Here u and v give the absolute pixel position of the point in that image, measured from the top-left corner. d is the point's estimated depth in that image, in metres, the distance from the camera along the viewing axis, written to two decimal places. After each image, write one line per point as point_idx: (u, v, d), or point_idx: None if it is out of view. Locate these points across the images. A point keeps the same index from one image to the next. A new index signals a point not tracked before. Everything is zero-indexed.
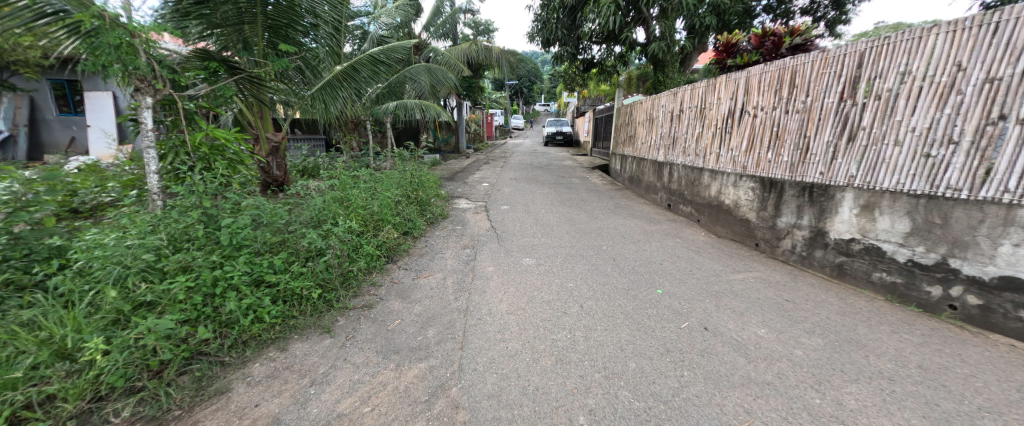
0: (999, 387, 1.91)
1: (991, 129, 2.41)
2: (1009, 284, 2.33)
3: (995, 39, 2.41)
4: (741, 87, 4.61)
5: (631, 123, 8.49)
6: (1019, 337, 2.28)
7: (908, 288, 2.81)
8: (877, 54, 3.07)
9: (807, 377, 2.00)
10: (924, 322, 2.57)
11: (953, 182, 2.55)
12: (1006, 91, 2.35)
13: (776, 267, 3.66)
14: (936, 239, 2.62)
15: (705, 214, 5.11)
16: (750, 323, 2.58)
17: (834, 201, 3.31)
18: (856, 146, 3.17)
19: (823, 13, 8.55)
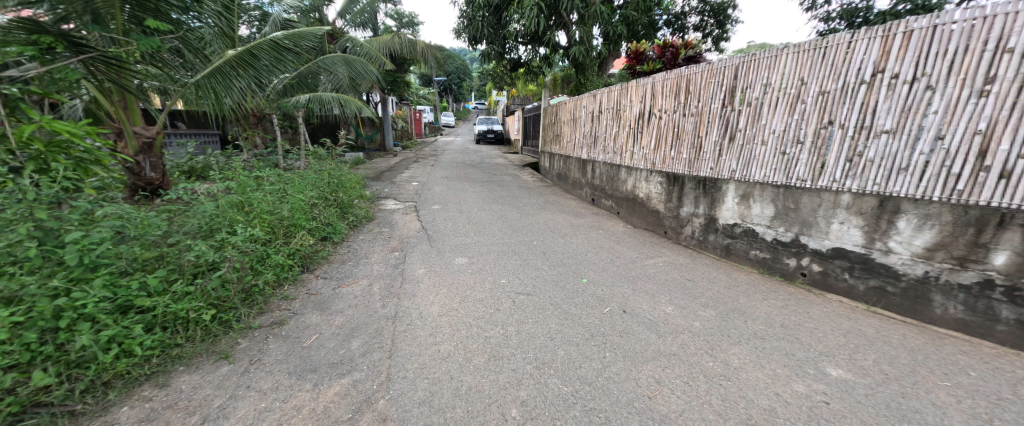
0: (833, 335, 2.43)
1: (824, 132, 3.04)
2: (839, 253, 2.96)
3: (825, 60, 3.04)
4: (649, 92, 5.09)
5: (557, 122, 8.87)
6: (846, 295, 2.92)
7: (775, 262, 3.40)
8: (748, 68, 3.64)
9: (703, 345, 2.31)
10: (785, 289, 3.15)
11: (802, 174, 3.16)
12: (832, 102, 2.98)
13: (680, 251, 4.15)
14: (792, 220, 3.23)
15: (624, 207, 5.57)
16: (661, 303, 2.88)
17: (721, 192, 3.86)
18: (736, 146, 3.73)
19: (710, 31, 9.86)
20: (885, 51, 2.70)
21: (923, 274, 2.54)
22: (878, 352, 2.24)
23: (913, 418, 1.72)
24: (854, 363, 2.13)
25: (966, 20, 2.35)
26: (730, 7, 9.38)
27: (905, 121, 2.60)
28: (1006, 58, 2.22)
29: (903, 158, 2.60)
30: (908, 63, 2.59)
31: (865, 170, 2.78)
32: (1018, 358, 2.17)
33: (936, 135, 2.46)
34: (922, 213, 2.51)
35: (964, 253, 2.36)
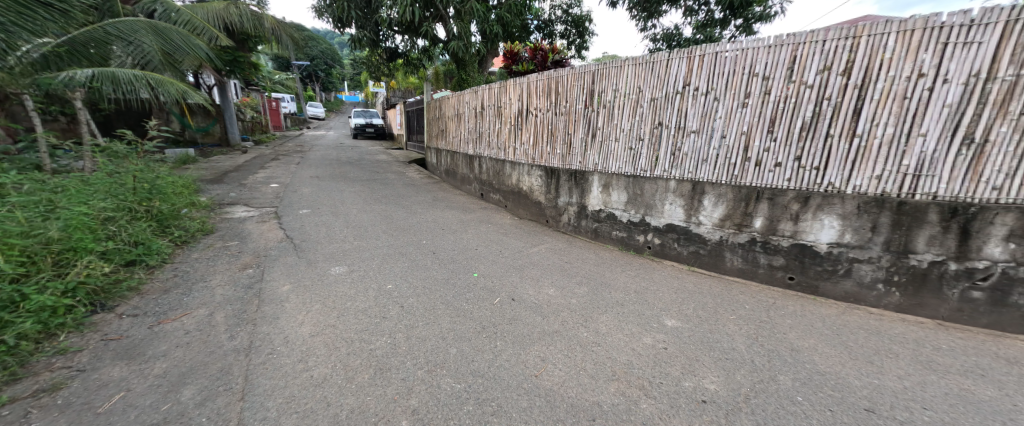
0: (668, 294, 3.04)
1: (656, 131, 3.74)
2: (672, 228, 3.72)
3: (654, 73, 3.72)
4: (524, 91, 5.36)
5: (441, 117, 8.70)
6: (678, 260, 3.70)
7: (629, 239, 4.07)
8: (601, 75, 4.19)
9: (577, 317, 2.63)
10: (638, 260, 3.80)
11: (644, 166, 3.86)
12: (660, 107, 3.69)
13: (559, 237, 4.59)
14: (640, 204, 3.92)
15: (510, 200, 5.84)
16: (544, 287, 3.15)
17: (588, 182, 4.41)
18: (596, 142, 4.29)
19: (573, 39, 11.01)
20: (689, 69, 3.47)
21: (721, 238, 3.42)
22: (697, 302, 2.91)
23: (716, 347, 2.31)
24: (682, 313, 2.73)
25: (733, 50, 3.21)
26: (587, 20, 10.63)
27: (705, 124, 3.42)
28: (755, 80, 3.13)
29: (705, 152, 3.43)
30: (704, 79, 3.39)
31: (683, 162, 3.58)
32: (772, 290, 3.13)
33: (722, 135, 3.32)
34: (717, 192, 3.38)
35: (740, 220, 3.29)
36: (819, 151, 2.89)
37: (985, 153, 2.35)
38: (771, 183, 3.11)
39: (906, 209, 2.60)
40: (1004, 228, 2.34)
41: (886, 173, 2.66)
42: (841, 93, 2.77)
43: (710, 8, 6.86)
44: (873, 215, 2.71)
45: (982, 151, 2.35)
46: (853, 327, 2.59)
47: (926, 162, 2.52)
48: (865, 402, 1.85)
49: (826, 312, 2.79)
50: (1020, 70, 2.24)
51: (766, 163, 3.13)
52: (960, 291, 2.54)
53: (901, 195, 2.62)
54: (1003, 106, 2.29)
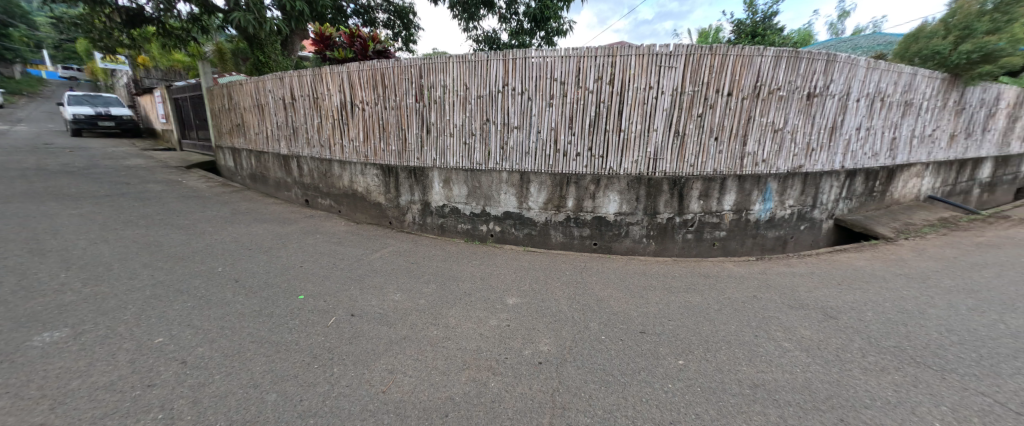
0: (510, 275, 3.28)
1: (486, 127, 3.95)
2: (509, 216, 4.04)
3: (477, 72, 3.87)
4: (345, 81, 4.67)
5: (235, 108, 6.91)
6: (518, 243, 4.06)
7: (474, 230, 4.20)
8: (428, 69, 4.06)
9: (426, 317, 2.54)
10: (482, 249, 3.98)
11: (479, 159, 4.03)
12: (486, 104, 3.90)
13: (403, 237, 4.34)
14: (480, 196, 4.10)
15: (343, 204, 5.16)
16: (388, 293, 2.90)
17: (429, 178, 4.31)
18: (432, 137, 4.21)
19: (397, 31, 10.49)
20: (505, 70, 3.77)
21: (546, 219, 3.93)
22: (534, 277, 3.25)
23: (548, 313, 2.64)
24: (521, 290, 2.99)
25: (537, 56, 3.65)
26: (411, 12, 10.27)
27: (525, 120, 3.81)
28: (555, 84, 3.67)
29: (526, 145, 3.85)
30: (519, 80, 3.75)
31: (511, 154, 3.92)
32: (587, 256, 3.82)
33: (537, 130, 3.79)
34: (540, 180, 3.88)
35: (558, 202, 3.88)
36: (602, 143, 3.69)
37: (686, 143, 3.65)
38: (576, 170, 3.78)
39: (652, 183, 3.72)
40: (696, 190, 3.76)
41: (640, 158, 3.68)
42: (611, 98, 3.60)
43: (519, 18, 7.63)
44: (636, 189, 3.74)
45: (683, 141, 3.64)
46: (638, 273, 3.42)
47: (659, 149, 3.65)
48: (640, 327, 2.48)
49: (622, 266, 3.59)
50: (694, 88, 3.53)
51: (571, 153, 3.77)
52: (683, 235, 3.86)
53: (650, 173, 3.71)
54: (691, 111, 3.59)
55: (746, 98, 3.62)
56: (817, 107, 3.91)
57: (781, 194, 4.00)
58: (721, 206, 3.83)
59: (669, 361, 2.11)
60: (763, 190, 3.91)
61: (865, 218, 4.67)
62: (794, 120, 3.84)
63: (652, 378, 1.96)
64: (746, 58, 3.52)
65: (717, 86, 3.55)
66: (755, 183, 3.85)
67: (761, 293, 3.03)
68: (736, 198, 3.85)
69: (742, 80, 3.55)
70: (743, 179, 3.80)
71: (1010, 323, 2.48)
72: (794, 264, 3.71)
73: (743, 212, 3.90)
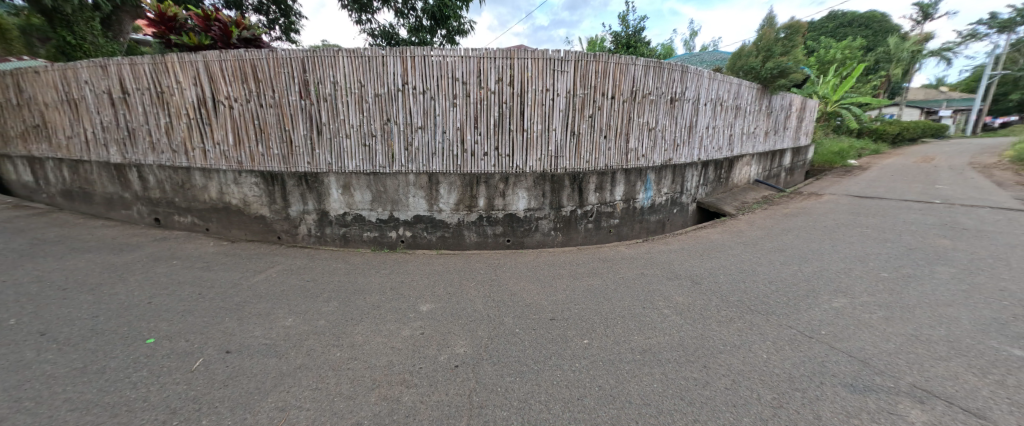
0: (422, 281, 3.16)
1: (387, 127, 3.70)
2: (420, 219, 3.87)
3: (371, 68, 3.59)
4: (202, 73, 3.87)
5: (29, 104, 5.17)
6: (430, 246, 3.93)
7: (382, 238, 3.91)
8: (313, 63, 3.61)
9: (327, 340, 2.28)
10: (390, 257, 3.73)
11: (381, 162, 3.76)
12: (385, 103, 3.66)
13: (295, 253, 3.81)
14: (385, 201, 3.83)
15: (212, 220, 4.29)
16: (278, 319, 2.52)
17: (324, 185, 3.86)
18: (324, 139, 3.76)
19: (273, 17, 9.08)
20: (404, 68, 3.58)
21: (459, 220, 3.88)
22: (447, 281, 3.19)
23: (463, 314, 2.62)
24: (435, 295, 2.91)
25: (437, 55, 3.56)
26: None
27: (429, 120, 3.70)
28: (457, 83, 3.64)
29: (432, 146, 3.74)
30: (418, 78, 3.61)
31: (417, 156, 3.75)
32: (500, 253, 3.89)
33: (443, 130, 3.72)
34: (449, 181, 3.80)
35: (470, 202, 3.86)
36: (508, 142, 3.82)
37: (581, 141, 4.02)
38: (484, 169, 3.82)
39: (555, 178, 3.99)
40: (592, 183, 4.15)
41: (543, 156, 3.93)
42: (512, 99, 3.74)
43: (418, 14, 7.28)
44: (541, 185, 3.96)
45: (578, 139, 4.00)
46: (547, 264, 3.62)
47: (559, 147, 3.96)
48: (550, 315, 2.64)
49: (533, 259, 3.76)
50: (583, 91, 3.92)
51: (478, 153, 3.79)
52: (584, 225, 4.21)
53: (553, 170, 3.97)
54: (582, 112, 3.98)
55: (625, 101, 4.18)
56: (677, 110, 4.71)
57: (658, 183, 4.67)
58: (613, 197, 4.29)
59: (576, 342, 2.28)
60: (645, 181, 4.52)
61: (717, 199, 5.75)
62: (662, 120, 4.56)
63: (561, 361, 2.10)
64: (623, 66, 4.06)
65: (602, 90, 4.01)
66: (638, 175, 4.44)
67: (647, 269, 3.50)
68: (624, 189, 4.37)
69: (621, 85, 4.09)
70: (628, 171, 4.34)
71: (808, 271, 3.33)
72: (670, 242, 4.37)
73: (630, 201, 4.44)
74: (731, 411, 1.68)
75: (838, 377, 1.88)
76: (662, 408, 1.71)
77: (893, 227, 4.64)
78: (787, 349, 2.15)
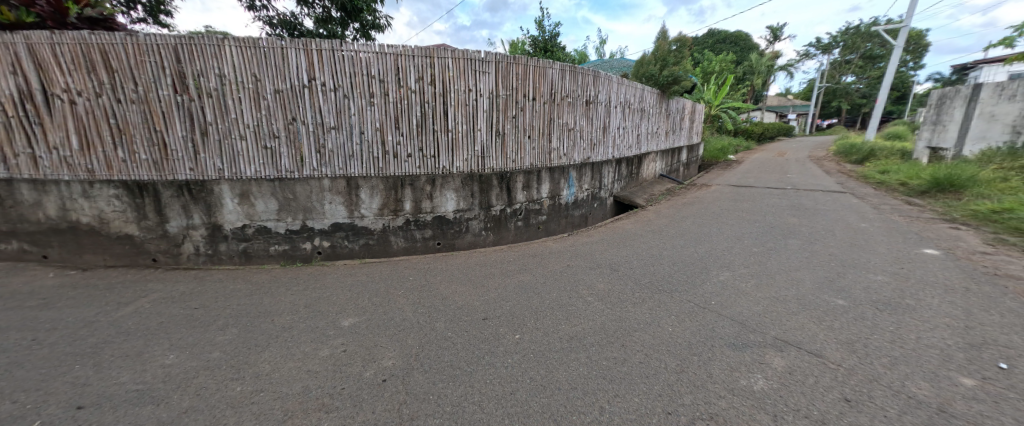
0: (342, 295, 2.91)
1: (292, 127, 3.33)
2: (338, 227, 3.56)
3: (268, 61, 3.17)
4: (23, 58, 3.00)
5: None
6: (352, 255, 3.64)
7: (294, 250, 3.52)
8: (190, 52, 3.06)
9: (226, 372, 1.96)
10: (303, 271, 3.36)
11: (287, 166, 3.37)
12: (289, 100, 3.27)
13: (179, 276, 3.21)
14: (295, 210, 3.44)
15: (50, 246, 3.34)
16: (156, 356, 2.08)
17: (214, 194, 3.31)
18: (212, 141, 3.22)
19: None
20: (309, 62, 3.24)
21: (384, 226, 3.67)
22: (371, 291, 2.99)
23: (392, 324, 2.49)
24: (358, 308, 2.71)
25: (348, 50, 3.30)
26: None
27: (342, 120, 3.42)
28: (374, 81, 3.43)
29: (348, 147, 3.46)
30: (327, 74, 3.30)
31: (331, 159, 3.44)
32: (430, 257, 3.77)
33: (361, 131, 3.47)
34: (371, 185, 3.56)
35: (395, 206, 3.67)
36: (433, 143, 3.72)
37: (506, 141, 4.11)
38: (409, 171, 3.67)
39: (482, 179, 4.00)
40: (519, 182, 4.26)
41: (470, 156, 3.92)
42: (435, 99, 3.65)
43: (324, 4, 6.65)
44: (469, 186, 3.94)
45: (503, 139, 4.08)
46: (478, 265, 3.62)
47: (485, 147, 3.99)
48: (482, 314, 2.63)
49: (464, 260, 3.72)
50: (506, 93, 4.02)
51: (401, 155, 3.63)
52: (514, 223, 4.30)
53: (480, 170, 3.98)
54: (506, 112, 4.07)
55: (546, 103, 4.39)
56: (592, 111, 5.10)
57: (579, 180, 4.98)
58: (539, 195, 4.45)
59: (508, 338, 2.32)
60: (567, 179, 4.77)
61: (630, 193, 6.32)
62: (579, 122, 4.90)
63: (494, 358, 2.11)
64: (541, 69, 4.25)
65: (524, 92, 4.16)
66: (561, 173, 4.67)
67: (572, 261, 3.70)
68: (549, 187, 4.56)
69: (541, 87, 4.29)
70: (552, 170, 4.56)
71: (704, 252, 3.83)
72: (592, 234, 4.67)
73: (556, 198, 4.65)
74: (644, 382, 1.86)
75: (726, 339, 2.21)
76: (587, 390, 1.82)
77: (761, 210, 5.59)
78: (688, 321, 2.45)
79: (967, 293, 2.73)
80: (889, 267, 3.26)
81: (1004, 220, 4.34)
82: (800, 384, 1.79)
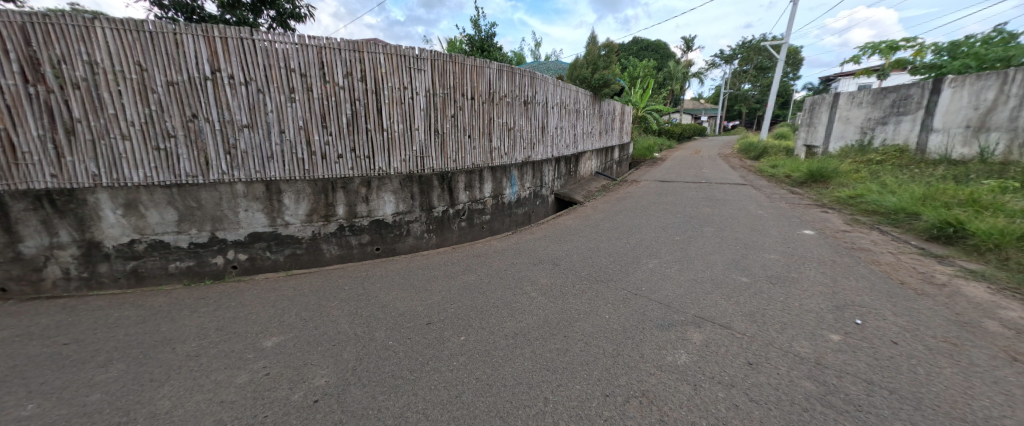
0: (263, 312, 2.62)
1: (193, 125, 2.89)
2: (256, 237, 3.19)
3: (157, 48, 2.71)
4: None
5: None
6: (274, 268, 3.29)
7: (201, 266, 3.07)
8: (45, 34, 2.48)
9: (111, 416, 1.64)
10: (214, 289, 2.95)
11: (189, 170, 2.92)
12: (186, 94, 2.83)
13: (42, 307, 2.62)
14: (200, 220, 3.00)
15: None
16: (8, 408, 1.67)
17: (89, 206, 2.72)
18: (81, 142, 2.64)
19: None
20: (212, 51, 2.85)
21: (313, 233, 3.37)
22: (299, 305, 2.73)
23: (324, 339, 2.29)
24: (284, 325, 2.45)
25: (261, 39, 2.97)
26: None
27: (256, 117, 3.06)
28: (293, 75, 3.13)
29: (266, 148, 3.11)
30: (235, 65, 2.93)
31: (244, 161, 3.06)
32: (367, 264, 3.55)
33: (280, 130, 3.15)
34: (295, 189, 3.25)
35: (326, 212, 3.39)
36: (366, 142, 3.50)
37: (446, 141, 4.02)
38: (340, 173, 3.41)
39: (422, 180, 3.86)
40: (461, 182, 4.19)
41: (408, 156, 3.76)
42: (366, 96, 3.44)
43: None
44: (409, 187, 3.78)
45: (443, 139, 3.99)
46: (420, 268, 3.49)
47: (424, 147, 3.86)
48: (426, 319, 2.54)
49: (404, 265, 3.56)
50: (443, 91, 3.92)
51: (330, 156, 3.36)
52: (457, 224, 4.22)
53: (419, 171, 3.84)
54: (445, 111, 3.98)
55: (484, 102, 4.38)
56: (531, 111, 5.21)
57: (521, 179, 5.05)
58: (482, 194, 4.42)
59: (453, 341, 2.26)
60: (509, 178, 4.81)
61: (569, 190, 6.56)
62: (518, 121, 4.97)
63: (439, 363, 2.05)
64: (479, 68, 4.23)
65: (463, 91, 4.10)
66: (503, 172, 4.70)
67: (516, 259, 3.73)
68: (492, 186, 4.55)
69: (479, 86, 4.26)
70: (494, 169, 4.56)
71: (636, 242, 4.11)
72: (534, 231, 4.76)
73: (499, 197, 4.66)
74: (584, 369, 1.94)
75: (655, 321, 2.38)
76: (532, 383, 1.84)
77: (684, 203, 6.15)
78: (623, 307, 2.60)
79: (837, 264, 3.28)
80: (781, 246, 3.79)
81: (857, 203, 5.30)
82: (716, 355, 2.00)
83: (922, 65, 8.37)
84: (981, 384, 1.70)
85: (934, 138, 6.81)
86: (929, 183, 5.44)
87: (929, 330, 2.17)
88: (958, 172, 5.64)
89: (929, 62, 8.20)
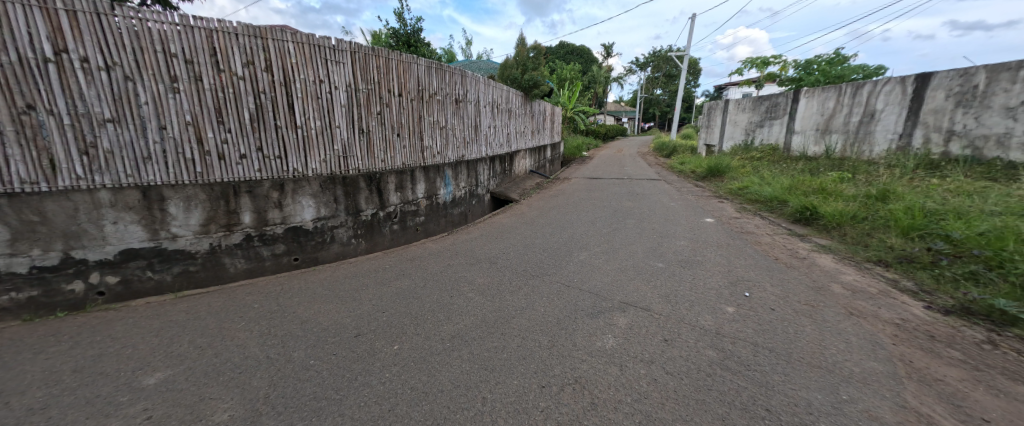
0: (143, 343, 2.19)
1: (28, 118, 2.28)
2: (130, 255, 2.66)
3: None
4: None
5: None
6: (159, 290, 2.77)
7: (51, 296, 2.45)
8: None
9: None
10: (72, 322, 2.39)
11: (24, 175, 2.29)
12: (16, 80, 2.22)
13: None
14: (46, 237, 2.38)
15: None
16: None
17: None
18: None
19: None
20: (54, 27, 2.28)
21: (212, 246, 2.92)
22: (193, 331, 2.33)
23: (228, 367, 1.99)
24: (172, 357, 2.07)
25: (125, 16, 2.47)
26: None
27: (122, 109, 2.53)
28: (175, 61, 2.66)
29: (141, 147, 2.60)
30: (89, 46, 2.38)
31: (110, 163, 2.52)
32: (282, 277, 3.17)
33: (159, 125, 2.65)
34: (184, 196, 2.77)
35: (227, 220, 2.95)
36: (276, 141, 3.13)
37: (371, 139, 3.76)
38: (245, 176, 3.01)
39: (345, 182, 3.56)
40: (391, 183, 3.96)
41: (328, 157, 3.45)
42: (273, 89, 3.07)
43: None
44: (331, 190, 3.46)
45: (369, 137, 3.73)
46: (346, 277, 3.22)
47: (347, 146, 3.57)
48: (354, 332, 2.34)
49: (327, 275, 3.25)
50: (366, 87, 3.66)
51: (229, 156, 2.93)
52: (389, 227, 3.98)
53: (341, 172, 3.54)
54: (369, 108, 3.72)
55: (413, 100, 4.19)
56: (463, 110, 5.12)
57: (456, 178, 4.94)
58: (415, 195, 4.24)
59: (384, 352, 2.12)
60: (443, 178, 4.67)
61: (505, 189, 6.60)
62: (450, 120, 4.85)
63: (369, 377, 1.89)
64: (405, 64, 4.04)
65: (388, 87, 3.88)
66: (437, 172, 4.55)
67: (451, 260, 3.64)
68: (425, 186, 4.38)
69: (406, 83, 4.07)
70: (427, 168, 4.39)
71: (568, 237, 4.27)
72: (471, 231, 4.70)
73: (433, 198, 4.51)
74: (520, 363, 1.95)
75: (586, 310, 2.49)
76: (469, 385, 1.79)
77: (611, 198, 6.56)
78: (558, 300, 2.68)
79: (732, 246, 3.76)
80: (689, 234, 4.24)
81: (744, 193, 6.16)
82: (638, 335, 2.15)
83: (787, 79, 9.95)
84: (834, 336, 2.07)
85: (795, 139, 8.16)
86: (794, 175, 6.54)
87: (799, 297, 2.59)
88: (813, 166, 6.84)
89: (791, 76, 9.81)
